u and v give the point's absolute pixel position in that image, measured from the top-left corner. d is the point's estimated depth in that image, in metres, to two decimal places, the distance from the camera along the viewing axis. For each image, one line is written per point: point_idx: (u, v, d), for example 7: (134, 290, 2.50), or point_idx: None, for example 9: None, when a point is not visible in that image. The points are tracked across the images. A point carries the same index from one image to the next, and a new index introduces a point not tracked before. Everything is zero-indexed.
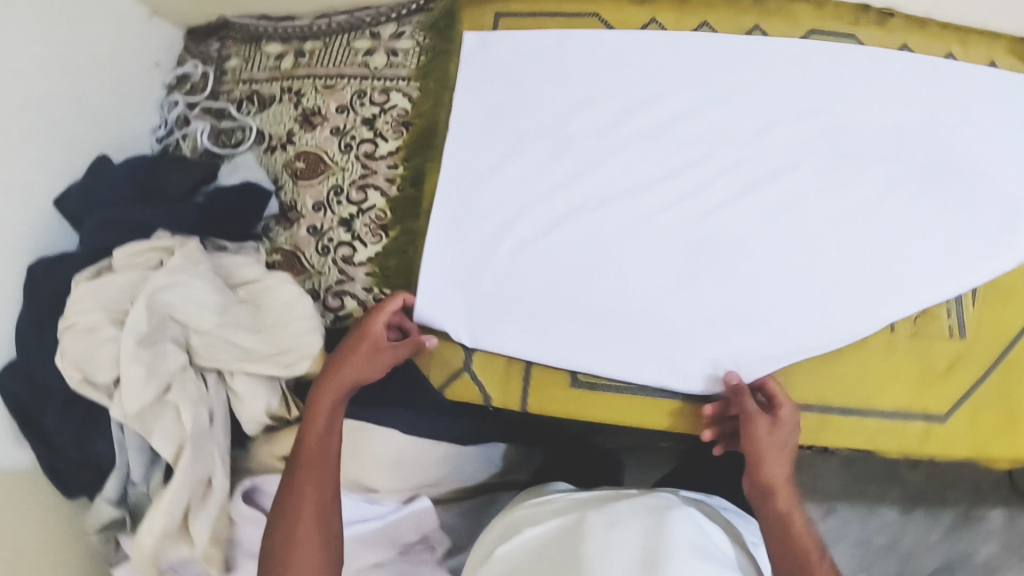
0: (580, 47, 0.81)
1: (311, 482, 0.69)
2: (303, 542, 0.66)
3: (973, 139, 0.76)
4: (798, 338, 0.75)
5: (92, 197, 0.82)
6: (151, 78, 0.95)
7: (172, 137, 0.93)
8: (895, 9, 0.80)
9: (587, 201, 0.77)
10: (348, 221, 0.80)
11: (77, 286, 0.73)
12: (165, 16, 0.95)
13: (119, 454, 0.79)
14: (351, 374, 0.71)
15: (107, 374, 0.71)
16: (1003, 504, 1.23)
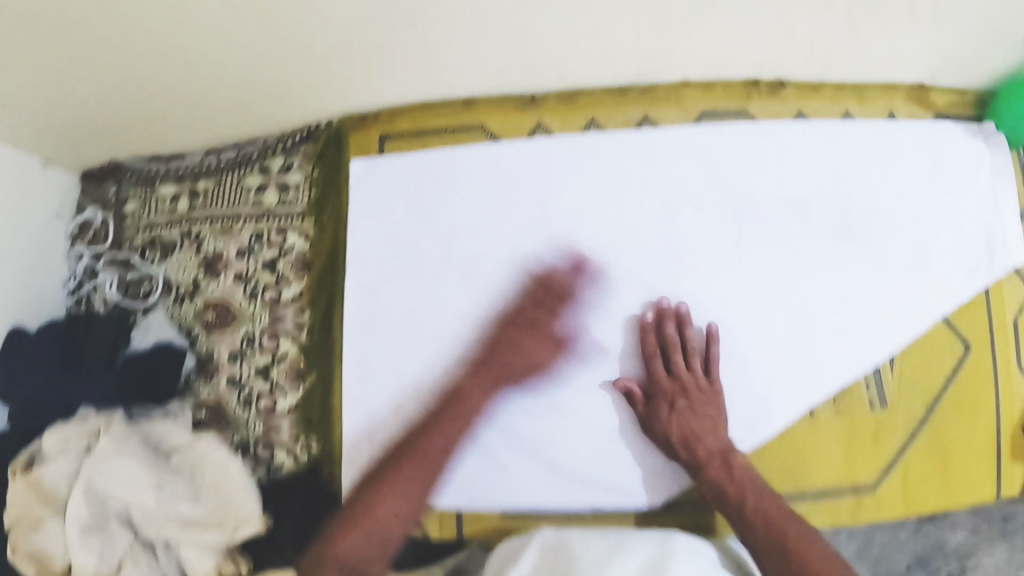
0: (472, 163, 0.80)
1: (385, 494, 0.69)
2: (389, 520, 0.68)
3: (879, 201, 0.79)
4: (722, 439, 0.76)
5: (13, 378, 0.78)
6: (54, 230, 0.89)
7: (83, 292, 0.90)
8: (786, 78, 0.78)
9: (503, 317, 0.78)
10: (264, 369, 0.80)
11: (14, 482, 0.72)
12: (57, 161, 0.87)
13: None
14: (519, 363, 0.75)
15: (61, 565, 0.70)
16: None
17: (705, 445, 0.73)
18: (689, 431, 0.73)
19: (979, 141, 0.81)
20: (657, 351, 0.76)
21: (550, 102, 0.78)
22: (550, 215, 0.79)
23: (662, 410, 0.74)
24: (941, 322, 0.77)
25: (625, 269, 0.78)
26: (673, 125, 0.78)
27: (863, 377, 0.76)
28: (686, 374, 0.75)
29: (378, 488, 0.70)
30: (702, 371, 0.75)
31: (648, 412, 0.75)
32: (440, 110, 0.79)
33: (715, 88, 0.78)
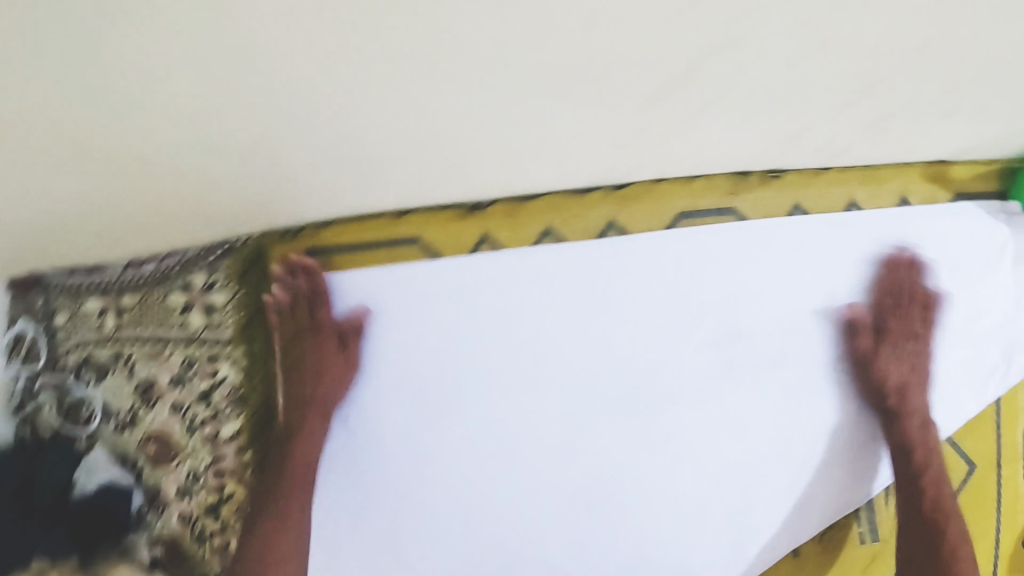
0: (412, 286, 0.69)
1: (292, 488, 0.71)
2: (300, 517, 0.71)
3: (882, 301, 0.71)
4: (695, 558, 0.75)
5: None
6: None
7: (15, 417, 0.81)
8: (786, 165, 0.66)
9: (465, 447, 0.72)
10: (213, 507, 0.76)
11: None
12: None
13: None
14: None
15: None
16: None
17: (918, 399, 0.71)
18: (911, 383, 0.71)
19: (1003, 221, 0.73)
20: (897, 291, 0.70)
21: (495, 213, 0.66)
22: (510, 338, 0.70)
23: (885, 351, 0.70)
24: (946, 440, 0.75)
25: (593, 395, 0.71)
26: (643, 232, 0.67)
27: (854, 510, 0.76)
28: (896, 317, 0.70)
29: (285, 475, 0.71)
30: (923, 315, 0.71)
31: (870, 354, 0.70)
32: (366, 223, 0.68)
33: (696, 183, 0.67)
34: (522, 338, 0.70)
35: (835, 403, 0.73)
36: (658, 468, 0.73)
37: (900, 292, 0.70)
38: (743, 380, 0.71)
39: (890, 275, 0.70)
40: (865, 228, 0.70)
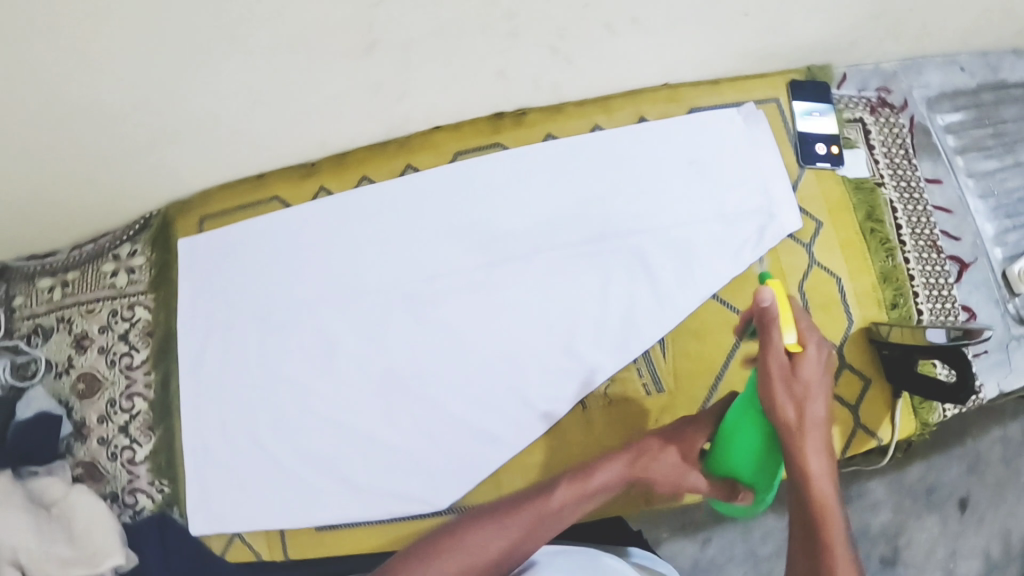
0: (270, 227, 0.90)
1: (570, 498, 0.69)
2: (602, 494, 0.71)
3: (634, 198, 0.84)
4: (504, 442, 0.83)
5: None
6: None
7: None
8: (528, 106, 0.85)
9: (314, 348, 0.88)
10: (124, 427, 0.93)
11: None
12: None
13: None
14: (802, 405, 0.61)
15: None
16: (878, 473, 1.18)
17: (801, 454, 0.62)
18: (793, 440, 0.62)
19: (744, 122, 0.85)
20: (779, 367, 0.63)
21: (325, 167, 0.88)
22: (346, 259, 0.88)
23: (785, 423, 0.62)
24: (713, 301, 0.83)
25: (404, 298, 0.87)
26: (431, 171, 0.87)
27: (635, 365, 0.83)
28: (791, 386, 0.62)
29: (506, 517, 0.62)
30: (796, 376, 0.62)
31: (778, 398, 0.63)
32: (241, 189, 0.92)
33: (464, 129, 0.86)
34: (344, 258, 0.88)
35: (600, 287, 0.83)
36: (458, 364, 0.84)
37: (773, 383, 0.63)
38: (517, 274, 0.84)
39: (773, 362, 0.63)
40: (609, 146, 0.85)
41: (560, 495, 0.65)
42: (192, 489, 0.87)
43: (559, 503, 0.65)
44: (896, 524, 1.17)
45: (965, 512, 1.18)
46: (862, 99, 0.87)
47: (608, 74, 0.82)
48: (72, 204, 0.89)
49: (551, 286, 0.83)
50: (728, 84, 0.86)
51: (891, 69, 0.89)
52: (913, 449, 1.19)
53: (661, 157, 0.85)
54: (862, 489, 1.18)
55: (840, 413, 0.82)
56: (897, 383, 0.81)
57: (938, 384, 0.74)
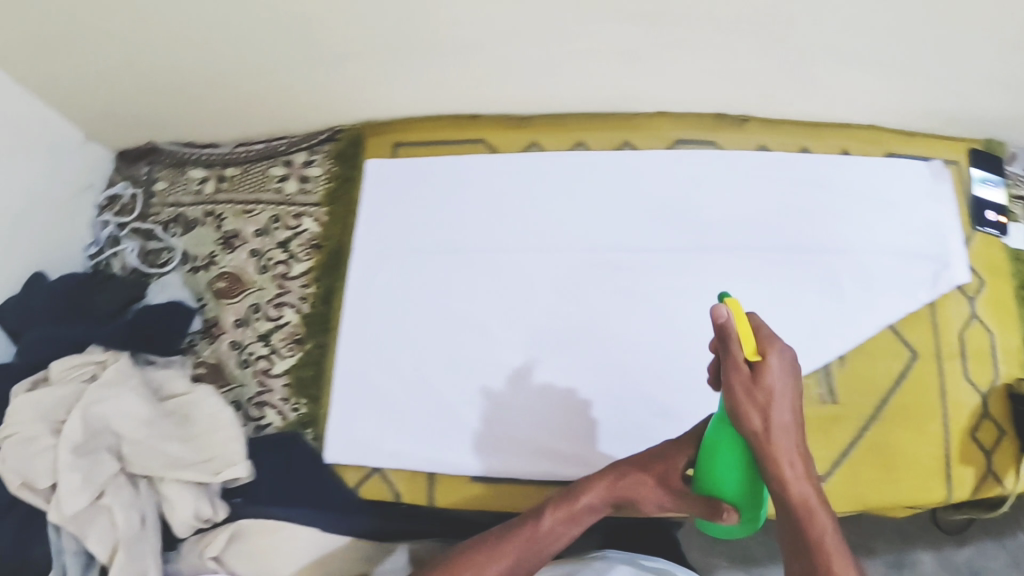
0: (468, 170, 0.89)
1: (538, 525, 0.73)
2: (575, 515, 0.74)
3: (832, 221, 0.87)
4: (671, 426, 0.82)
5: (24, 316, 0.89)
6: (84, 201, 1.00)
7: (103, 253, 0.98)
8: (751, 114, 0.88)
9: (488, 296, 0.86)
10: (265, 336, 0.89)
11: (18, 398, 0.82)
12: (98, 139, 1.00)
13: (55, 558, 0.83)
14: (776, 410, 0.60)
15: (49, 479, 0.79)
16: (931, 546, 1.23)
17: (782, 463, 0.61)
18: (771, 447, 0.61)
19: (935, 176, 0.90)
20: (747, 379, 0.60)
21: (542, 123, 0.89)
22: (538, 217, 0.88)
23: (757, 430, 0.60)
24: (888, 329, 0.85)
25: (594, 265, 0.87)
26: (649, 152, 0.88)
27: (814, 372, 0.84)
28: (755, 397, 0.60)
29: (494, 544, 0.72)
30: (764, 388, 0.60)
31: (747, 408, 0.60)
32: (447, 124, 0.90)
33: (684, 119, 0.88)
34: (538, 221, 0.88)
35: (791, 293, 0.85)
36: (639, 346, 0.84)
37: (738, 397, 0.60)
38: (712, 273, 0.86)
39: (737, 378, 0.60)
40: (819, 169, 0.88)
41: (548, 519, 0.73)
42: (336, 415, 0.84)
43: (544, 533, 0.72)
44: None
45: None
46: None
47: (829, 103, 0.86)
48: (269, 98, 0.89)
49: (739, 290, 0.85)
50: (922, 138, 0.91)
51: None
52: (967, 531, 1.23)
53: (864, 188, 0.88)
54: (912, 558, 1.23)
55: (975, 455, 0.84)
56: None
57: None
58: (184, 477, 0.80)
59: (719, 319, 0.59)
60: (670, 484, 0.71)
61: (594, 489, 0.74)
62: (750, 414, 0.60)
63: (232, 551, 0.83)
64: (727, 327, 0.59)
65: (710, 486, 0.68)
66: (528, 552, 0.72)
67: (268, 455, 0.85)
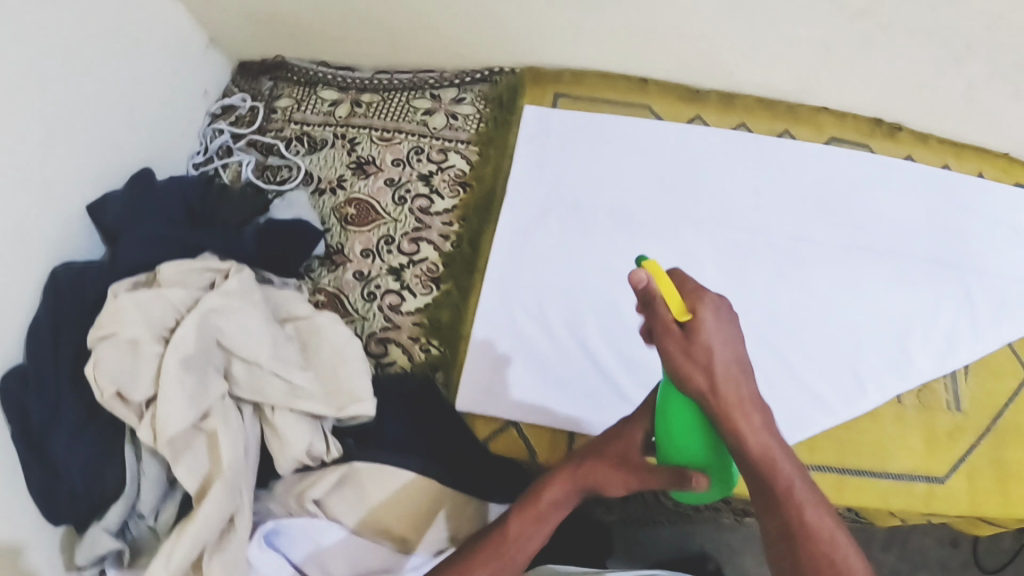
0: (628, 135, 0.86)
1: (509, 531, 0.67)
2: (545, 514, 0.68)
3: (974, 242, 0.89)
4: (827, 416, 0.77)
5: (132, 212, 0.79)
6: (197, 104, 0.92)
7: (212, 163, 0.91)
8: (903, 124, 0.90)
9: (640, 261, 0.81)
10: (397, 270, 0.83)
11: (121, 295, 0.71)
12: (221, 46, 0.93)
13: (132, 482, 0.74)
14: (716, 366, 0.54)
15: (147, 390, 0.68)
16: None
17: (739, 422, 0.55)
18: (725, 408, 0.55)
19: None
20: (683, 337, 0.55)
21: (711, 100, 0.87)
22: (696, 189, 0.85)
23: (702, 390, 0.55)
24: (1006, 348, 0.85)
25: (756, 249, 0.83)
26: (811, 145, 0.87)
27: (943, 377, 0.82)
28: (697, 357, 0.54)
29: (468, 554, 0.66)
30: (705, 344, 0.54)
31: (692, 370, 0.55)
32: (615, 85, 0.87)
33: (846, 119, 0.89)
34: (695, 194, 0.85)
35: (938, 301, 0.85)
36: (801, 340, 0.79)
37: (677, 359, 0.55)
38: (865, 271, 0.84)
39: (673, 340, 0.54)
40: (960, 185, 0.90)
41: (515, 521, 0.67)
42: (473, 361, 0.78)
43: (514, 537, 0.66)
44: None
45: None
46: None
47: (984, 121, 0.88)
48: (437, 26, 0.85)
49: (889, 292, 0.84)
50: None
51: None
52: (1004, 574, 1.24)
53: (1003, 211, 0.90)
54: None
55: None
56: None
57: None
58: (305, 408, 0.72)
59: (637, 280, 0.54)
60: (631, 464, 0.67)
61: (556, 482, 0.69)
62: (694, 377, 0.55)
63: (338, 495, 0.75)
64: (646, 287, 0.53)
65: (674, 452, 0.62)
66: (508, 560, 0.65)
67: (391, 395, 0.78)
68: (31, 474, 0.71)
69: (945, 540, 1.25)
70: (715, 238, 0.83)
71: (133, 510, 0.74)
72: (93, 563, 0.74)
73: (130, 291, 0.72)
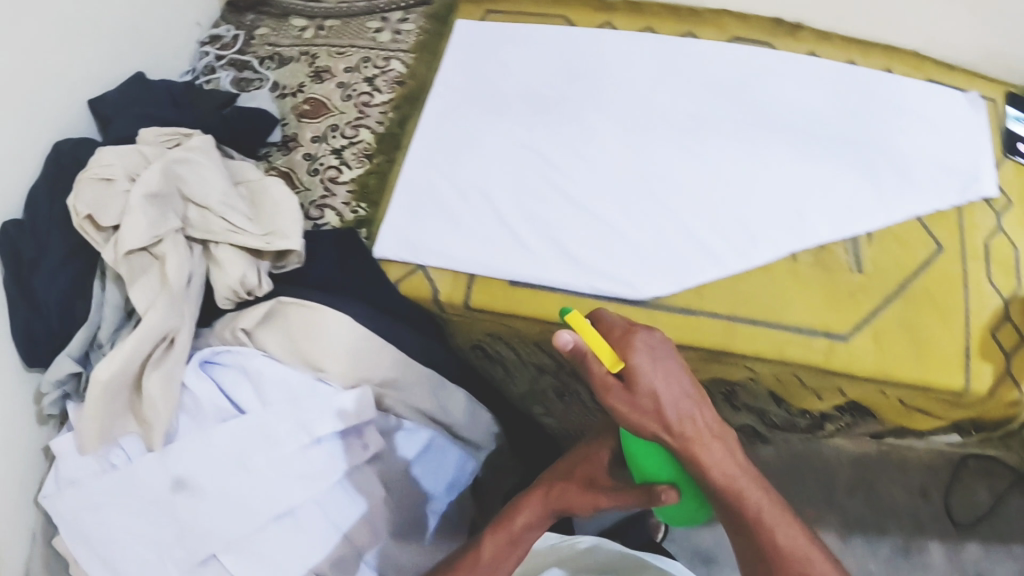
0: (545, 39, 0.95)
1: (485, 550, 0.79)
2: (522, 535, 0.81)
3: (886, 127, 0.91)
4: (719, 263, 0.82)
5: (125, 97, 0.90)
6: (190, 32, 1.07)
7: (197, 80, 1.03)
8: (804, 26, 0.98)
9: (550, 135, 0.89)
10: (338, 151, 0.93)
11: (104, 146, 0.83)
12: None
13: (95, 310, 0.83)
14: (662, 413, 0.61)
15: (113, 218, 0.79)
16: (938, 536, 1.15)
17: (698, 455, 0.61)
18: (680, 446, 0.62)
19: (977, 109, 0.95)
20: (622, 387, 0.62)
21: (620, 7, 0.97)
22: (608, 79, 0.92)
23: (654, 433, 0.62)
24: (916, 221, 0.87)
25: (663, 124, 0.89)
26: (715, 42, 0.95)
27: (843, 241, 0.85)
28: (641, 403, 0.61)
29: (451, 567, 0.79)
30: (642, 390, 0.61)
31: (640, 415, 0.62)
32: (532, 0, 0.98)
33: (748, 21, 0.97)
34: (603, 82, 0.91)
35: (843, 172, 0.88)
36: (693, 202, 0.85)
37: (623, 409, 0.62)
38: (769, 147, 0.88)
39: (613, 391, 0.62)
40: (869, 83, 0.94)
41: (489, 546, 0.79)
42: (395, 220, 0.86)
43: (489, 556, 0.79)
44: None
45: None
46: None
47: (875, 14, 0.96)
48: None
49: (792, 163, 0.88)
50: (964, 74, 0.98)
51: None
52: (980, 529, 1.14)
53: (914, 100, 0.94)
54: (921, 545, 1.15)
55: (991, 351, 0.86)
56: None
57: None
58: (241, 241, 0.82)
59: (567, 348, 0.62)
60: (598, 486, 0.80)
61: (528, 507, 0.83)
62: (644, 422, 0.62)
63: (267, 327, 0.83)
64: (572, 348, 0.62)
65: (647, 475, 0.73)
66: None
67: (321, 247, 0.86)
68: (11, 299, 0.81)
69: (914, 488, 1.18)
70: (623, 118, 0.89)
71: (95, 339, 0.83)
72: (56, 387, 0.84)
73: (111, 145, 0.84)
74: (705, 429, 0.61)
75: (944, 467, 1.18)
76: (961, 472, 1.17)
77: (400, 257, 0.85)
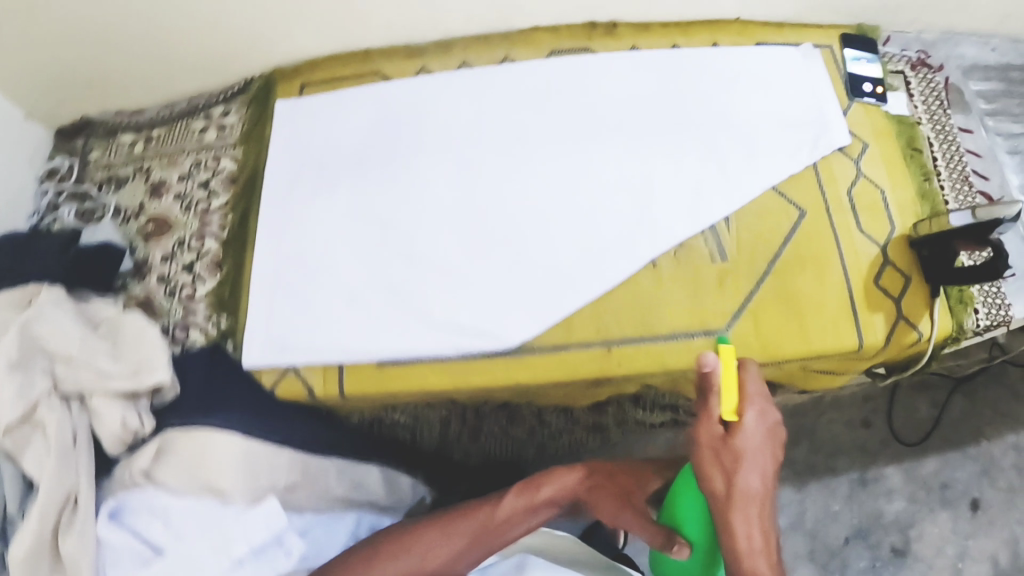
0: (360, 100, 0.93)
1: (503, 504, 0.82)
2: (536, 515, 0.83)
3: (719, 100, 0.89)
4: (573, 293, 0.81)
5: None
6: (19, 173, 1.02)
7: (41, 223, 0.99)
8: (619, 21, 0.93)
9: (388, 203, 0.87)
10: (189, 266, 0.93)
11: None
12: (36, 117, 1.01)
13: None
14: (736, 479, 0.62)
15: None
16: (894, 461, 1.29)
17: (737, 532, 0.62)
18: (727, 517, 0.62)
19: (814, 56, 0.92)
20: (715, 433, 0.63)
21: (430, 50, 0.94)
22: (433, 129, 0.90)
23: (714, 491, 0.63)
24: (771, 190, 0.85)
25: (496, 164, 0.87)
26: (529, 61, 0.92)
27: (702, 233, 0.83)
28: (720, 456, 0.63)
29: (446, 518, 0.82)
30: (733, 448, 0.63)
31: (709, 466, 0.63)
32: (344, 61, 0.96)
33: (560, 31, 0.93)
34: (428, 133, 0.89)
35: (682, 162, 0.86)
36: (543, 236, 0.83)
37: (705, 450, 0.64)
38: (602, 156, 0.86)
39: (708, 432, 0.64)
40: (695, 61, 0.90)
41: (508, 504, 0.82)
42: (256, 326, 0.86)
43: (503, 516, 0.81)
44: (909, 513, 1.26)
45: (976, 512, 1.25)
46: (905, 55, 0.97)
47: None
48: (184, 58, 0.96)
49: (627, 166, 0.86)
50: (791, 29, 0.94)
51: (941, 38, 0.99)
52: (929, 442, 1.29)
53: (744, 65, 0.91)
54: (878, 473, 1.29)
55: (880, 301, 0.84)
56: (935, 280, 0.83)
57: (975, 267, 0.79)
58: (109, 387, 0.81)
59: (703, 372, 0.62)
60: (632, 496, 0.80)
61: (559, 479, 0.84)
62: (713, 473, 0.63)
63: (161, 463, 0.83)
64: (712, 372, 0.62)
65: (673, 515, 0.76)
66: (478, 529, 0.81)
67: (189, 370, 0.86)
68: None
69: (854, 422, 1.31)
70: (455, 167, 0.88)
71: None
72: None
73: None
74: (755, 517, 0.62)
75: (882, 393, 1.32)
76: (898, 392, 1.33)
77: (270, 364, 0.84)
